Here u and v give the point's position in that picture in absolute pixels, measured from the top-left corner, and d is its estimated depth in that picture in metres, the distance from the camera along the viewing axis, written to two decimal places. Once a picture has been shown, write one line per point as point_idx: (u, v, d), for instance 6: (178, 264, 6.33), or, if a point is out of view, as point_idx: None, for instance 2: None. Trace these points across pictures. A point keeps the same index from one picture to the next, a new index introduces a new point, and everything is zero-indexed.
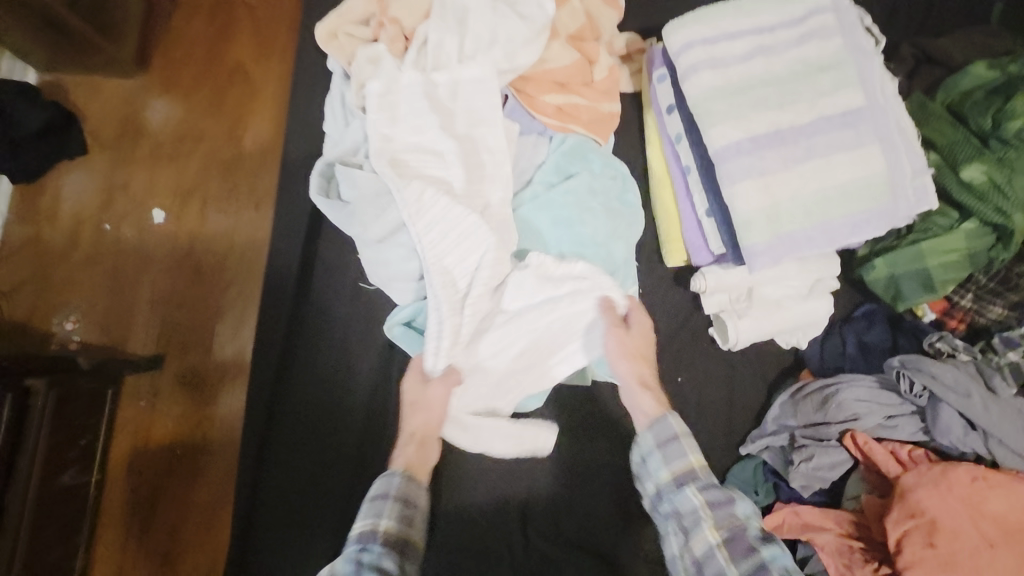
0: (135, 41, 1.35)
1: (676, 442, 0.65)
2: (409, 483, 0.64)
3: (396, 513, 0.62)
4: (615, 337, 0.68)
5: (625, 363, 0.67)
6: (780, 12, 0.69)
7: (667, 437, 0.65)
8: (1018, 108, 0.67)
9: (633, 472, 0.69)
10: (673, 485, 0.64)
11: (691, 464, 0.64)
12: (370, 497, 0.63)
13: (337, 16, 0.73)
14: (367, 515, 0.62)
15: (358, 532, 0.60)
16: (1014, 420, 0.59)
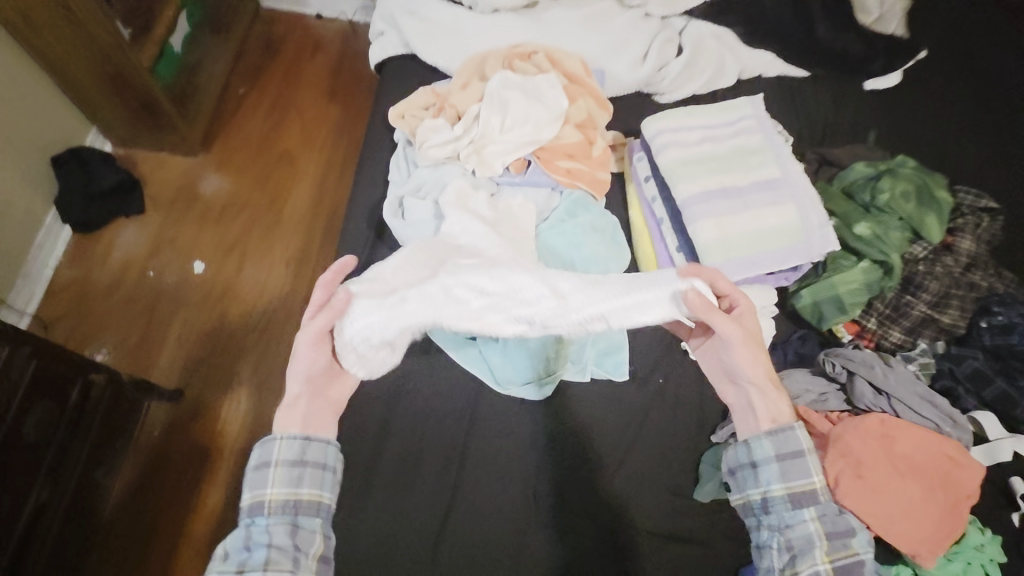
0: (203, 127, 1.61)
1: (799, 459, 0.68)
2: (287, 446, 0.68)
3: (279, 479, 0.67)
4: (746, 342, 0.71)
5: (761, 366, 0.71)
6: (719, 117, 1.00)
7: (793, 454, 0.68)
8: (885, 187, 0.98)
9: (735, 470, 0.72)
10: (788, 501, 0.67)
11: (813, 486, 0.67)
12: (256, 468, 0.68)
13: (406, 103, 1.02)
14: (252, 487, 0.67)
15: (247, 505, 0.67)
16: (905, 385, 0.81)
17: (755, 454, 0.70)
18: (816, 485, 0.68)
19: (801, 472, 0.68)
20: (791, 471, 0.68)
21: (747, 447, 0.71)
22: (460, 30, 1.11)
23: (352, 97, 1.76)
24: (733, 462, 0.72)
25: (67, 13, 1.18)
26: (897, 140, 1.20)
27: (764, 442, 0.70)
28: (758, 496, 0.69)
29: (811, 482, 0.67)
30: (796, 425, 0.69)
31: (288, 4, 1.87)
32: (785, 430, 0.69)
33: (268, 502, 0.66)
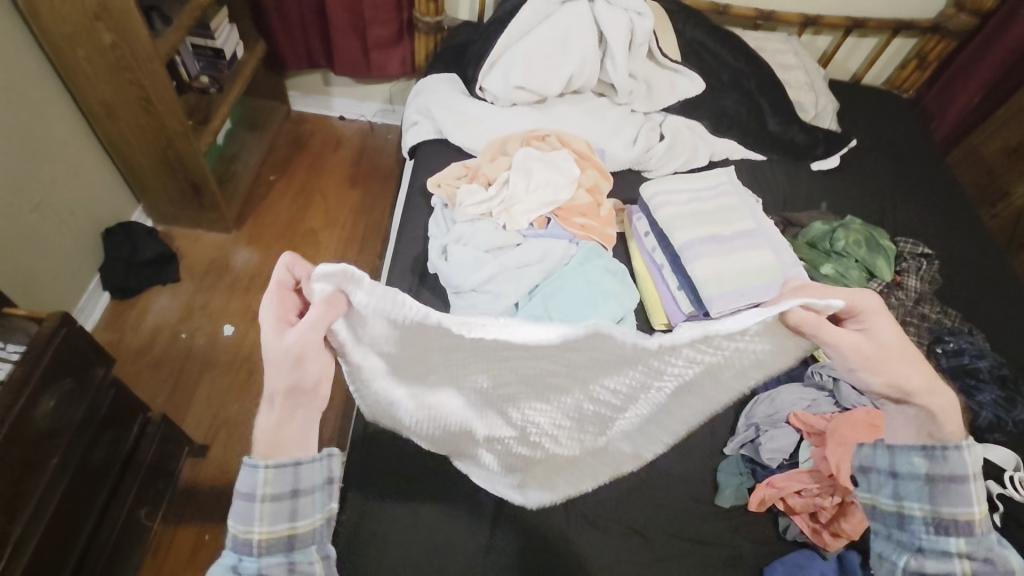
0: (237, 208, 1.78)
1: (959, 485, 0.63)
2: (273, 480, 0.55)
3: (270, 517, 0.55)
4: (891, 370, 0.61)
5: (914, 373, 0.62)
6: (702, 184, 1.23)
7: (948, 479, 0.63)
8: (840, 236, 1.20)
9: (871, 468, 0.69)
10: (934, 523, 0.63)
11: (970, 516, 0.62)
12: (238, 495, 0.55)
13: (442, 175, 1.22)
14: (239, 520, 0.55)
15: (234, 540, 0.55)
16: None
17: (902, 466, 0.66)
18: (972, 516, 0.62)
19: (958, 498, 0.63)
20: (943, 495, 0.63)
21: (893, 455, 0.67)
22: (486, 120, 1.34)
23: (370, 185, 1.98)
24: (873, 468, 0.69)
25: (146, 105, 1.37)
26: (844, 208, 1.45)
27: (916, 459, 0.65)
28: (895, 508, 0.67)
29: (967, 512, 0.62)
30: (964, 445, 0.63)
31: (315, 108, 2.15)
32: (945, 451, 0.63)
33: (258, 542, 0.54)
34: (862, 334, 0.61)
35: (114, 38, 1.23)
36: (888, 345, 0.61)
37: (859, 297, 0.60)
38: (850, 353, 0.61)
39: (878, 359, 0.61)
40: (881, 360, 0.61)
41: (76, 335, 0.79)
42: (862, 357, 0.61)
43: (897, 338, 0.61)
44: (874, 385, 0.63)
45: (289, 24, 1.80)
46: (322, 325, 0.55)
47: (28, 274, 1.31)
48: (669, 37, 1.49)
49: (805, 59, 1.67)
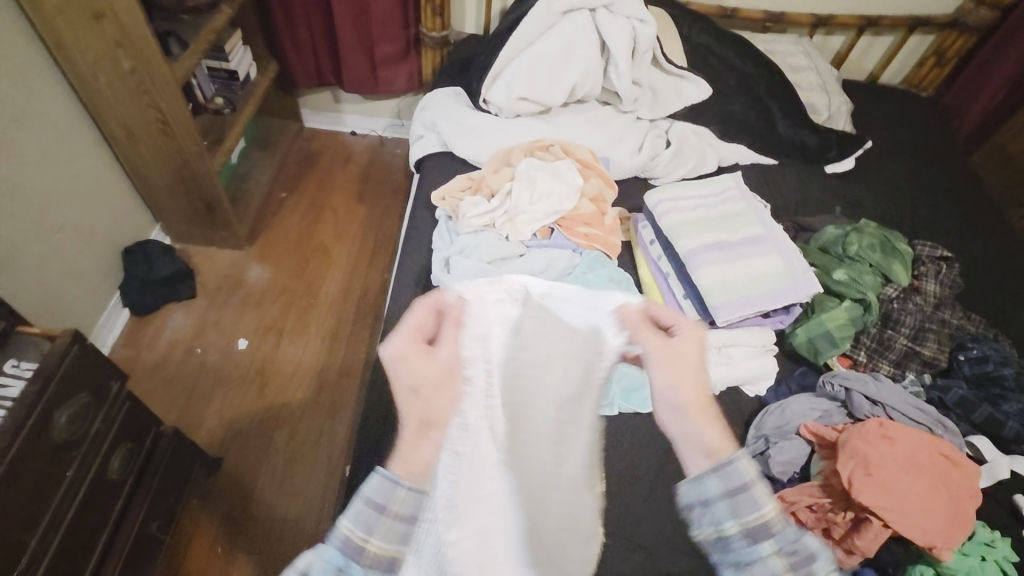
0: (250, 224, 1.83)
1: (749, 491, 0.61)
2: (407, 501, 0.58)
3: (388, 538, 0.57)
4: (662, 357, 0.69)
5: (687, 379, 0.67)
6: (707, 189, 1.21)
7: (740, 488, 0.61)
8: (853, 240, 1.16)
9: (681, 506, 0.65)
10: (746, 538, 0.60)
11: (765, 516, 0.61)
12: (363, 501, 0.57)
13: (446, 188, 1.22)
14: (358, 525, 0.57)
15: (344, 540, 0.56)
16: (895, 396, 0.97)
17: (701, 491, 0.63)
18: (768, 516, 0.61)
19: (752, 504, 0.61)
20: (740, 505, 0.61)
21: (692, 484, 0.64)
22: (489, 131, 1.35)
23: (379, 199, 2.01)
24: (684, 503, 0.64)
25: (164, 127, 1.41)
26: (859, 212, 1.41)
27: (710, 479, 0.63)
28: (713, 535, 0.62)
29: (762, 514, 0.61)
30: (736, 454, 0.63)
31: (327, 125, 2.19)
32: (730, 463, 0.62)
33: (368, 557, 0.56)
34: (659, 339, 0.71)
35: (132, 64, 1.27)
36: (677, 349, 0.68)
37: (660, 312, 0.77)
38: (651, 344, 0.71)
39: (663, 356, 0.69)
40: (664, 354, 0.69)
41: (89, 352, 0.80)
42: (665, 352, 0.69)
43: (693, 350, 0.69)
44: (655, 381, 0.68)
45: (301, 43, 1.85)
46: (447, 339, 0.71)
47: (52, 293, 1.35)
48: (673, 43, 1.48)
49: (815, 60, 1.64)
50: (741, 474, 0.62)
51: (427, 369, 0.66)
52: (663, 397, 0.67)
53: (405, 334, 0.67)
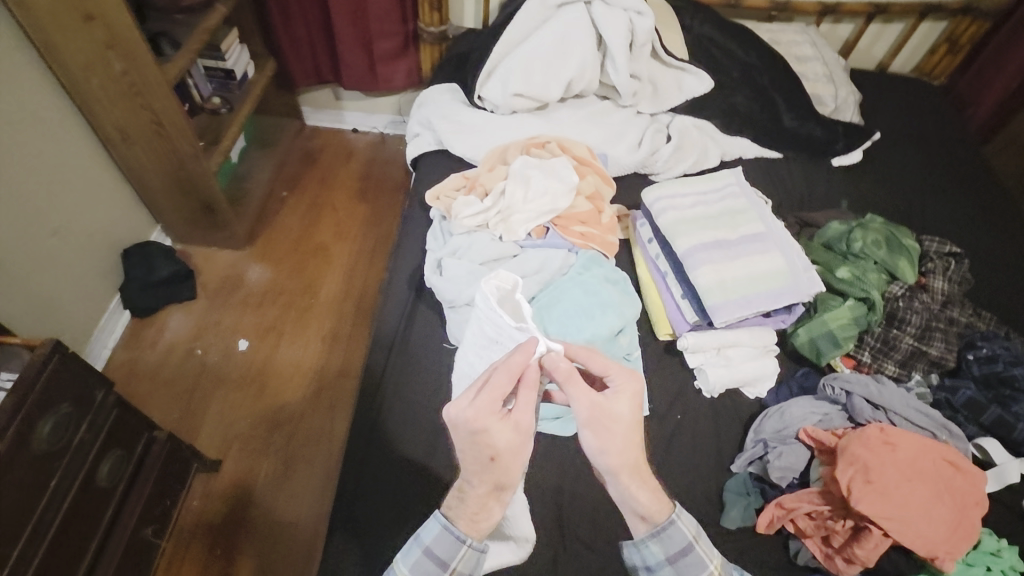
0: (250, 224, 1.83)
1: (688, 555, 0.73)
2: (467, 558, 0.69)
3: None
4: (604, 426, 0.69)
5: (627, 447, 0.70)
6: (707, 185, 1.18)
7: (680, 554, 0.73)
8: (857, 237, 1.13)
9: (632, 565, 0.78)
10: None
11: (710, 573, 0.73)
12: (425, 552, 0.69)
13: (440, 187, 1.20)
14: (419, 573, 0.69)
15: None
16: (898, 400, 0.94)
17: (647, 555, 0.75)
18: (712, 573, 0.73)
19: (695, 564, 0.73)
20: (684, 566, 0.73)
21: (639, 551, 0.75)
22: (485, 128, 1.33)
23: (380, 197, 2.00)
24: (635, 563, 0.77)
25: (159, 128, 1.41)
26: (866, 206, 1.37)
27: (653, 547, 0.74)
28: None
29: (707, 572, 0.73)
30: (674, 518, 0.73)
31: (327, 122, 2.18)
32: (665, 530, 0.73)
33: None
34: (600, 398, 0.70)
35: (124, 65, 1.26)
36: (617, 416, 0.69)
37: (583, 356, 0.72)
38: (584, 410, 0.68)
39: (604, 424, 0.68)
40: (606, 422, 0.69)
41: (72, 361, 0.82)
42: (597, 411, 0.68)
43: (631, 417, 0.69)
44: (593, 451, 0.69)
45: (297, 41, 1.83)
46: (524, 404, 0.67)
47: (50, 296, 1.37)
48: (673, 35, 1.44)
49: (822, 49, 1.59)
50: (681, 538, 0.73)
51: (500, 440, 0.66)
52: (608, 464, 0.70)
53: (480, 399, 0.66)
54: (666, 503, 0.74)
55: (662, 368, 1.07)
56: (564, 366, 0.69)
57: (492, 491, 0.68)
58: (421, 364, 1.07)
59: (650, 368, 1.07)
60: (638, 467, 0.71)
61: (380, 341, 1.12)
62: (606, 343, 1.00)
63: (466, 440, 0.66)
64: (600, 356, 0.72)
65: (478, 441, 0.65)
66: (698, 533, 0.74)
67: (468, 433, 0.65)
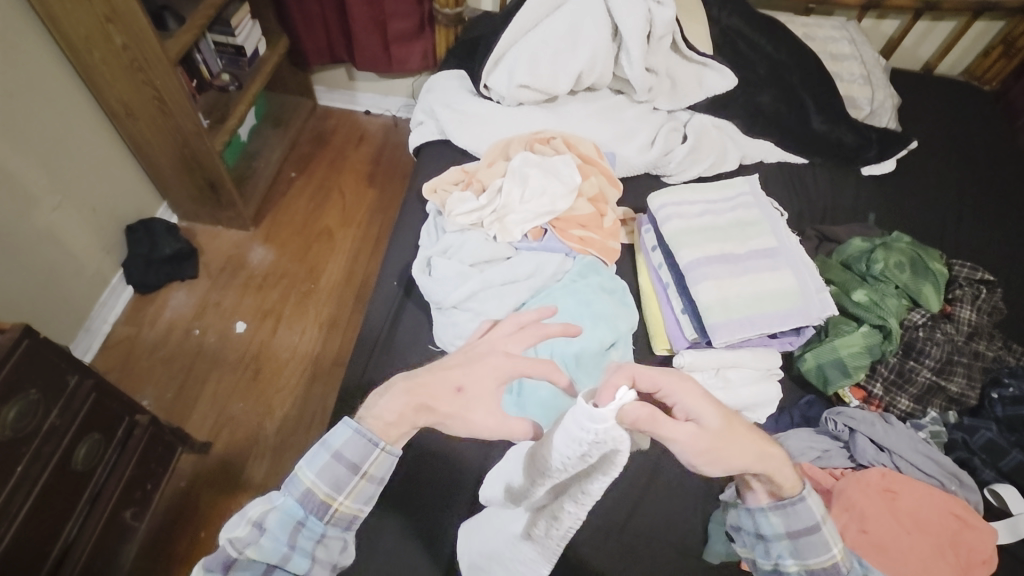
0: (256, 205, 1.80)
1: (813, 534, 0.65)
2: (377, 465, 0.61)
3: (357, 493, 0.61)
4: (704, 440, 0.58)
5: (747, 449, 0.61)
6: (719, 193, 1.11)
7: (806, 530, 0.65)
8: (879, 257, 1.04)
9: (743, 527, 0.70)
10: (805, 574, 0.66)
11: (833, 558, 0.66)
12: (337, 455, 0.60)
13: (438, 179, 1.15)
14: (326, 480, 0.60)
15: (314, 501, 0.60)
16: (906, 443, 0.87)
17: (764, 527, 0.67)
18: (833, 560, 0.66)
19: (819, 546, 0.66)
20: (805, 547, 0.66)
21: (755, 519, 0.68)
22: (489, 120, 1.27)
23: (390, 182, 1.96)
24: (744, 527, 0.70)
25: (161, 104, 1.38)
26: (895, 221, 1.28)
27: (773, 518, 0.66)
28: (773, 566, 0.68)
29: (828, 556, 0.66)
30: (808, 496, 0.65)
31: (341, 103, 2.14)
32: (795, 505, 0.65)
33: (332, 509, 0.61)
34: (682, 428, 0.57)
35: (124, 39, 1.23)
36: (717, 431, 0.59)
37: (648, 377, 0.58)
38: (689, 448, 0.58)
39: (712, 449, 0.58)
40: (716, 445, 0.59)
41: (40, 346, 0.81)
42: (702, 441, 0.58)
43: (724, 424, 0.60)
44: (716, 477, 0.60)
45: (311, 19, 1.79)
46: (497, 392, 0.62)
47: (51, 270, 1.37)
48: (698, 27, 1.35)
49: (861, 47, 1.48)
50: (811, 516, 0.65)
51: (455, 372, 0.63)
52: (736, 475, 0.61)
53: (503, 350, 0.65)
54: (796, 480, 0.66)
55: None
56: (646, 414, 0.55)
57: (418, 403, 0.61)
58: (404, 363, 1.03)
59: None
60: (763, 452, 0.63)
61: (365, 337, 1.08)
62: (595, 356, 0.94)
63: (471, 357, 0.65)
64: (649, 369, 0.57)
65: (477, 366, 0.63)
66: (827, 514, 0.67)
67: (479, 356, 0.65)
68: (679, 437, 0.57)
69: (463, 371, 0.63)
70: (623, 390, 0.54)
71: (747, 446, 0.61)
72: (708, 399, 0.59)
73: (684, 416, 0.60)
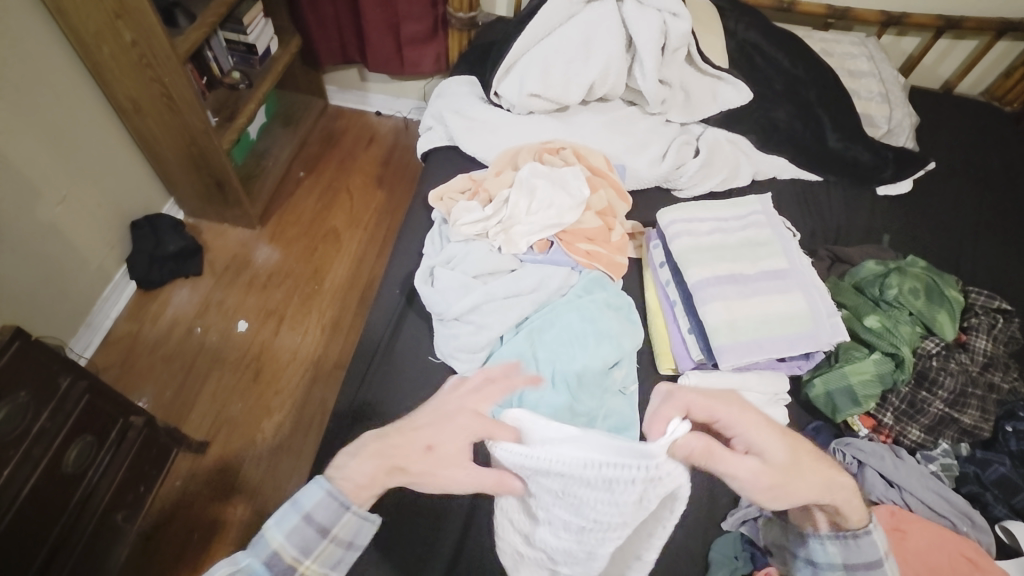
0: (263, 204, 1.80)
1: (871, 569, 0.72)
2: (346, 525, 0.63)
3: (324, 556, 0.62)
4: (767, 474, 0.64)
5: (812, 480, 0.67)
6: (730, 210, 1.09)
7: (865, 565, 0.71)
8: (893, 282, 1.01)
9: (799, 552, 0.78)
10: None
11: None
12: (309, 518, 0.61)
13: (444, 187, 1.14)
14: (295, 543, 0.61)
15: (279, 565, 0.60)
16: (917, 479, 0.85)
17: (824, 557, 0.74)
18: None
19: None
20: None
21: (816, 549, 0.75)
22: (499, 128, 1.25)
23: (398, 185, 1.95)
24: (800, 552, 0.77)
25: (169, 101, 1.37)
26: (910, 244, 1.25)
27: (831, 547, 0.74)
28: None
29: None
30: (872, 531, 0.72)
31: (351, 103, 2.13)
32: (856, 540, 0.72)
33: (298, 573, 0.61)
34: (748, 462, 0.64)
35: (133, 36, 1.22)
36: (779, 465, 0.65)
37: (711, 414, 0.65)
38: (754, 482, 0.64)
39: (778, 483, 0.65)
40: (782, 477, 0.65)
41: (33, 347, 0.80)
42: (765, 473, 0.64)
43: (789, 456, 0.66)
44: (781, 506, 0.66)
45: (324, 19, 1.78)
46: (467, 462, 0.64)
47: (54, 265, 1.36)
48: (713, 40, 1.33)
49: (880, 64, 1.45)
50: (872, 553, 0.72)
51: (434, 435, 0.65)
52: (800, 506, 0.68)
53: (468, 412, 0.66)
54: (863, 515, 0.73)
55: None
56: (702, 445, 0.60)
57: (388, 466, 0.64)
58: (403, 373, 1.01)
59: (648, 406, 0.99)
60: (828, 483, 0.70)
61: (365, 345, 1.07)
62: (597, 376, 0.92)
63: (437, 417, 0.67)
64: (706, 402, 0.65)
65: (447, 427, 0.65)
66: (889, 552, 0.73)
67: (447, 417, 0.66)
68: (744, 470, 0.63)
69: (430, 430, 0.65)
70: (677, 424, 0.59)
71: (813, 471, 0.68)
72: (767, 430, 0.66)
73: (746, 448, 0.67)
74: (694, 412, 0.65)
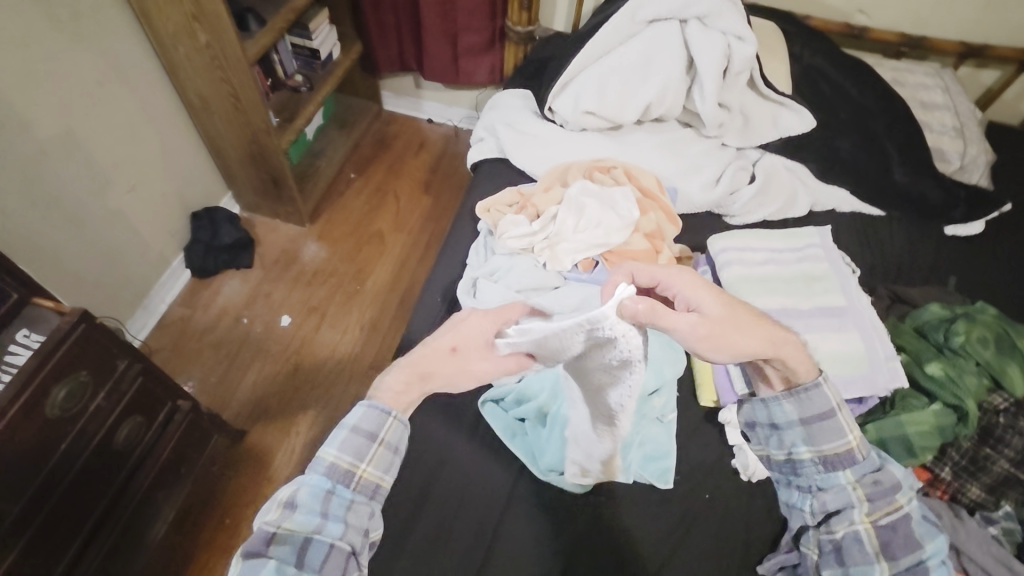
0: (314, 203, 1.85)
1: (825, 422, 0.82)
2: (392, 428, 0.69)
3: (376, 461, 0.68)
4: (704, 324, 0.72)
5: (754, 335, 0.74)
6: (786, 242, 1.08)
7: (817, 418, 0.82)
8: (960, 328, 0.94)
9: (768, 425, 0.88)
10: (827, 461, 0.83)
11: (848, 443, 0.82)
12: (356, 429, 0.68)
13: (492, 199, 1.14)
14: (348, 453, 0.67)
15: (336, 472, 0.67)
16: (979, 544, 0.80)
17: (784, 419, 0.85)
18: (847, 444, 0.82)
19: (831, 432, 0.82)
20: (819, 434, 0.83)
21: (777, 413, 0.86)
22: (551, 143, 1.25)
23: (444, 191, 1.97)
24: (766, 423, 0.89)
25: (236, 102, 1.43)
26: (978, 289, 1.17)
27: (787, 406, 0.84)
28: (785, 456, 0.87)
29: (843, 441, 0.82)
30: (821, 384, 0.82)
31: (405, 109, 2.17)
32: (807, 394, 0.82)
33: (357, 476, 0.67)
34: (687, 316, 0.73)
35: (208, 38, 1.28)
36: (717, 318, 0.73)
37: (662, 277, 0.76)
38: (692, 335, 0.72)
39: (713, 333, 0.72)
40: (721, 331, 0.73)
41: (96, 331, 0.84)
42: (703, 330, 0.72)
43: (724, 311, 0.74)
44: (725, 358, 0.74)
45: (385, 27, 1.82)
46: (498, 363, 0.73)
47: (118, 250, 1.43)
48: (777, 64, 1.29)
49: (955, 96, 1.38)
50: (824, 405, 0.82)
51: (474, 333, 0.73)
52: (746, 358, 0.74)
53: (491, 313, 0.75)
54: (811, 370, 0.82)
55: (698, 438, 0.96)
56: (645, 305, 0.70)
57: (420, 373, 0.71)
58: None
59: (686, 439, 0.96)
60: (772, 338, 0.77)
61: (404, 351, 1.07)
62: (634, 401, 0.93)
63: (452, 324, 0.75)
64: (646, 266, 0.77)
65: (464, 330, 0.73)
66: (841, 404, 0.82)
67: (459, 321, 0.75)
68: (673, 320, 0.72)
69: (451, 334, 0.73)
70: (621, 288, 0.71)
71: (753, 327, 0.74)
72: (708, 290, 0.76)
73: (688, 306, 0.76)
74: (637, 276, 0.77)
